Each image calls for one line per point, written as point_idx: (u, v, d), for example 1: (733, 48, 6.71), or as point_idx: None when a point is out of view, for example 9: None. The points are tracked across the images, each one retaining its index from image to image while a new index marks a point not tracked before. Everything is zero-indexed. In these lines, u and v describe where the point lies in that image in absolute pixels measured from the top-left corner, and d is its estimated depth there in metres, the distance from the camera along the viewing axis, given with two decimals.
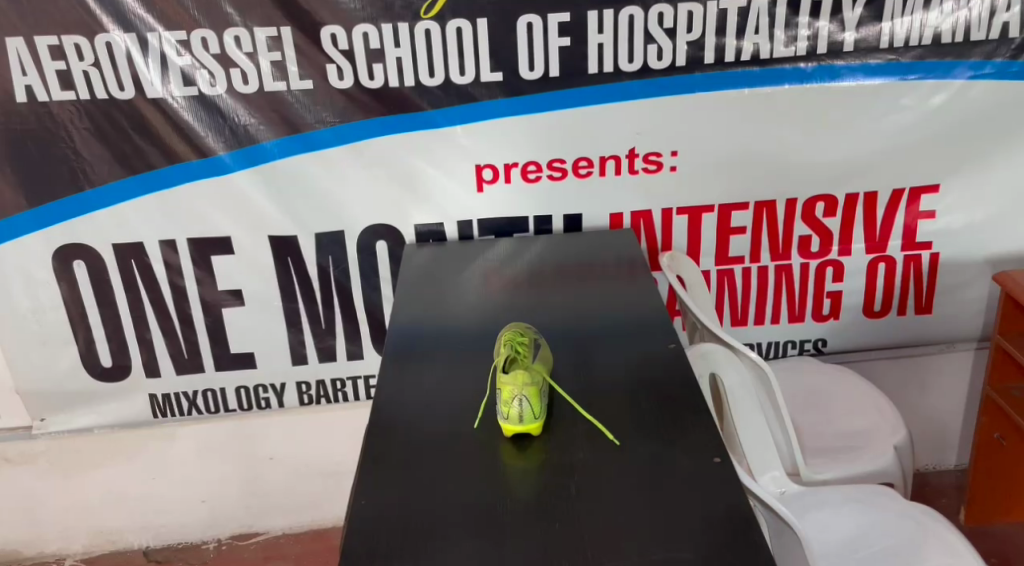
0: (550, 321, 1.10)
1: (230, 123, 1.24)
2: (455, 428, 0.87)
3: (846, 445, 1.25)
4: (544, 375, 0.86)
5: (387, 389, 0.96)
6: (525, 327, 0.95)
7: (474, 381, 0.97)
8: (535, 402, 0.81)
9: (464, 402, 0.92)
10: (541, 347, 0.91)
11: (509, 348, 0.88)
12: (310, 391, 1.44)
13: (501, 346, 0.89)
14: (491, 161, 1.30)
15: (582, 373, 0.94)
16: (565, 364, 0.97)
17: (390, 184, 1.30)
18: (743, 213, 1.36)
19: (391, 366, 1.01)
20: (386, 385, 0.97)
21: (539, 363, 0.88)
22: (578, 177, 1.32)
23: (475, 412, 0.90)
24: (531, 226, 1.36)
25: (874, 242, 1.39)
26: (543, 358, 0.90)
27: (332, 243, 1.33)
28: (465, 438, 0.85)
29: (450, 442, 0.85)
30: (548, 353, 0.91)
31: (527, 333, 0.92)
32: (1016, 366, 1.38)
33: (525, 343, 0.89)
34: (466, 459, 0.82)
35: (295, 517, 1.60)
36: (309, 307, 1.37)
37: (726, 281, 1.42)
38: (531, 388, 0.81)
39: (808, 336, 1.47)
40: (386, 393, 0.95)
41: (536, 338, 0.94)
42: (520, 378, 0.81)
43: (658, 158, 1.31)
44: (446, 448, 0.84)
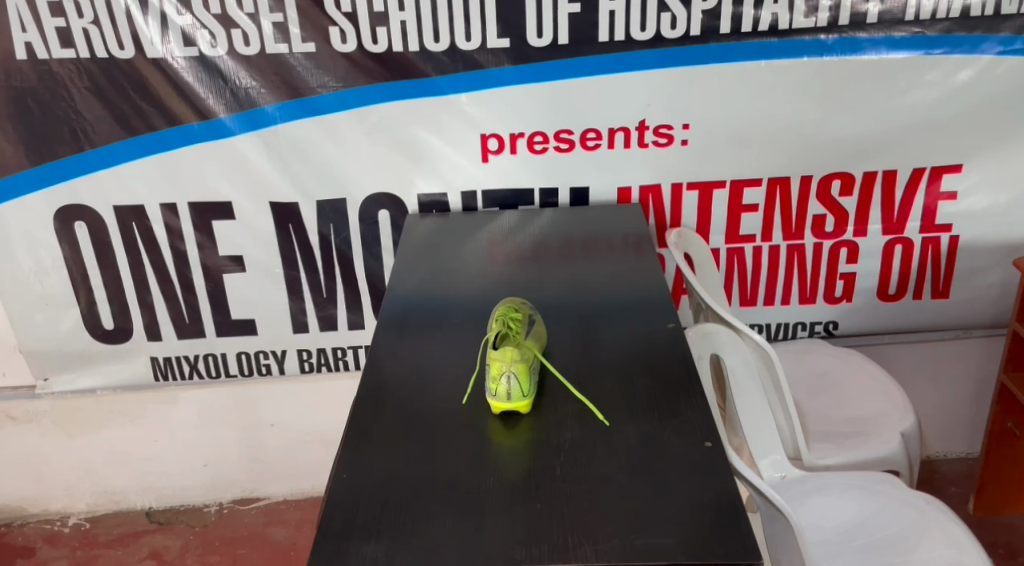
0: (549, 297, 1.07)
1: (232, 86, 1.22)
2: (444, 403, 0.85)
3: (851, 431, 1.22)
4: (535, 353, 0.84)
5: (378, 360, 0.94)
6: (522, 304, 0.93)
7: (468, 356, 0.95)
8: (525, 379, 0.79)
9: (455, 377, 0.90)
10: (535, 325, 0.89)
11: (500, 325, 0.85)
12: (310, 359, 1.43)
13: (494, 321, 0.87)
14: (497, 131, 1.26)
15: (579, 351, 0.92)
16: (561, 341, 0.95)
17: (393, 152, 1.27)
18: (756, 189, 1.32)
19: (385, 337, 0.99)
20: (377, 356, 0.95)
21: (531, 341, 0.85)
22: (585, 149, 1.28)
23: (466, 387, 0.88)
24: (536, 199, 1.32)
25: (891, 223, 1.35)
26: (536, 336, 0.87)
27: (334, 210, 1.31)
28: (453, 413, 0.83)
29: (438, 418, 0.83)
30: (542, 332, 0.89)
31: (521, 310, 0.90)
32: None
33: (519, 319, 0.87)
34: (454, 436, 0.80)
35: (296, 484, 1.60)
36: (311, 275, 1.36)
37: (736, 260, 1.38)
38: (519, 364, 0.79)
39: (819, 318, 1.43)
40: (376, 364, 0.93)
41: (531, 316, 0.91)
42: (508, 354, 0.79)
43: (669, 131, 1.27)
44: (433, 423, 0.82)
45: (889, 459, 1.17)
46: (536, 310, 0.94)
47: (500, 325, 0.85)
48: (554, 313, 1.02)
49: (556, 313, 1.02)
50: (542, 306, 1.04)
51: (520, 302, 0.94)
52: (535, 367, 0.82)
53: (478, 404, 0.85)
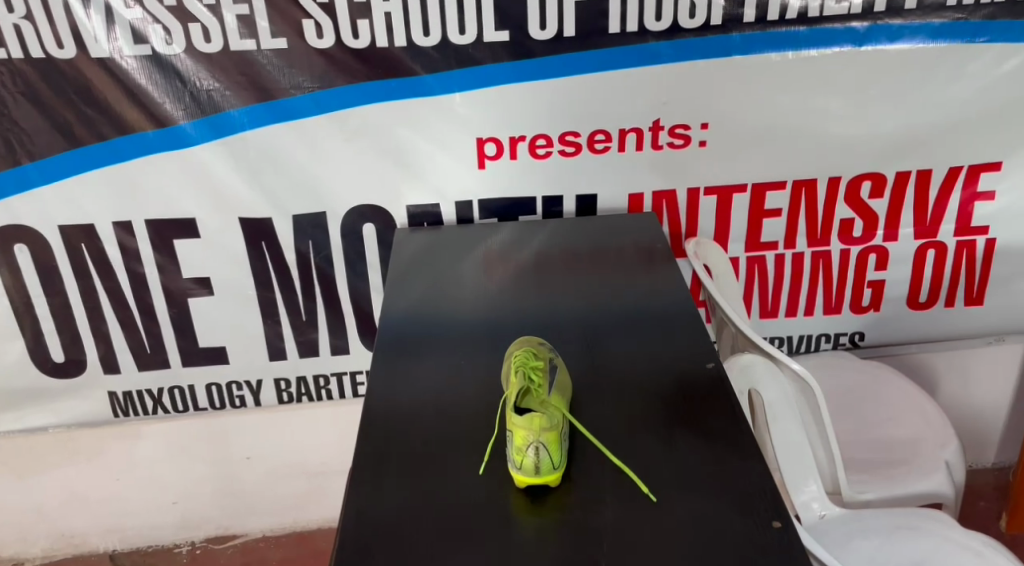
0: (564, 325, 0.95)
1: (191, 89, 1.06)
2: (456, 471, 0.72)
3: (891, 460, 1.12)
4: (563, 413, 0.71)
5: (375, 409, 0.81)
6: (539, 347, 0.80)
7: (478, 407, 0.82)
8: (556, 448, 0.67)
9: (465, 434, 0.77)
10: (557, 374, 0.77)
11: (520, 380, 0.72)
12: (289, 388, 1.29)
13: (512, 374, 0.74)
14: (495, 134, 1.12)
15: (608, 398, 0.80)
16: (586, 384, 0.82)
17: (378, 159, 1.13)
18: (779, 192, 1.20)
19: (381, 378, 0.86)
20: (373, 403, 0.81)
21: (556, 397, 0.73)
22: (594, 153, 1.15)
23: (480, 448, 0.75)
24: (538, 208, 1.19)
25: (924, 227, 1.24)
26: (560, 389, 0.75)
27: (312, 226, 1.17)
28: (467, 486, 0.70)
29: (450, 492, 0.70)
30: (567, 383, 0.77)
31: (540, 358, 0.77)
32: None
33: (541, 370, 0.74)
34: (470, 518, 0.67)
35: (276, 519, 1.47)
36: (288, 297, 1.22)
37: (757, 269, 1.27)
38: (549, 430, 0.66)
39: (844, 329, 1.32)
40: (373, 415, 0.80)
41: (551, 362, 0.79)
42: (537, 419, 0.66)
43: (686, 131, 1.14)
44: (444, 500, 0.69)
45: (933, 491, 1.07)
46: (556, 353, 0.81)
47: (520, 379, 0.73)
48: (573, 347, 0.89)
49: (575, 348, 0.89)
50: (558, 339, 0.91)
51: (538, 345, 0.81)
52: (563, 431, 0.70)
53: (496, 471, 0.72)
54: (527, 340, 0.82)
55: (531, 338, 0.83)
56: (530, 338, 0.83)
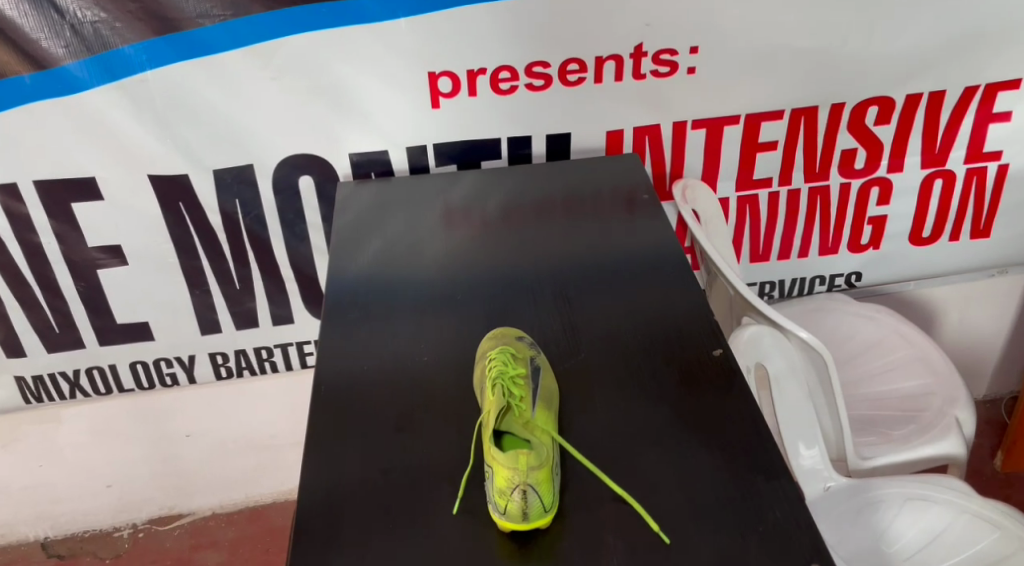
0: (541, 300, 0.81)
1: (71, 21, 0.86)
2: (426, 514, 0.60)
3: (897, 420, 1.03)
4: (550, 436, 0.58)
5: (321, 431, 0.67)
6: (516, 346, 0.67)
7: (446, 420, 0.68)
8: (547, 485, 0.54)
9: (432, 457, 0.64)
10: (540, 382, 0.64)
11: (497, 399, 0.59)
12: (227, 363, 1.14)
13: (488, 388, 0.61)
14: (450, 67, 0.95)
15: (599, 400, 0.67)
16: (572, 379, 0.69)
17: (311, 100, 0.95)
18: (776, 123, 1.06)
19: (328, 386, 0.71)
20: (318, 422, 0.68)
21: (542, 414, 0.60)
22: (566, 85, 0.98)
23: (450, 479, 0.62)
24: (503, 151, 1.03)
25: (932, 156, 1.11)
26: (546, 401, 0.62)
27: (238, 182, 0.99)
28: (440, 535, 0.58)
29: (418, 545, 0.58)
30: (552, 390, 0.64)
31: (518, 363, 0.64)
32: None
33: (521, 381, 0.61)
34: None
35: (226, 495, 1.35)
36: (217, 263, 1.05)
37: (749, 209, 1.14)
38: (538, 468, 0.54)
39: (840, 270, 1.22)
40: (319, 439, 0.66)
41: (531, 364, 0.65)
42: (523, 455, 0.53)
43: (673, 57, 0.98)
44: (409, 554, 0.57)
45: (944, 455, 0.98)
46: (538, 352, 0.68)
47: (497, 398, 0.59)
48: (554, 327, 0.76)
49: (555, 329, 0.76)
50: (535, 318, 0.78)
51: (515, 343, 0.67)
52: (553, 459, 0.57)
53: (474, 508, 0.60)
54: (500, 336, 0.69)
55: (507, 332, 0.69)
56: (505, 334, 0.69)
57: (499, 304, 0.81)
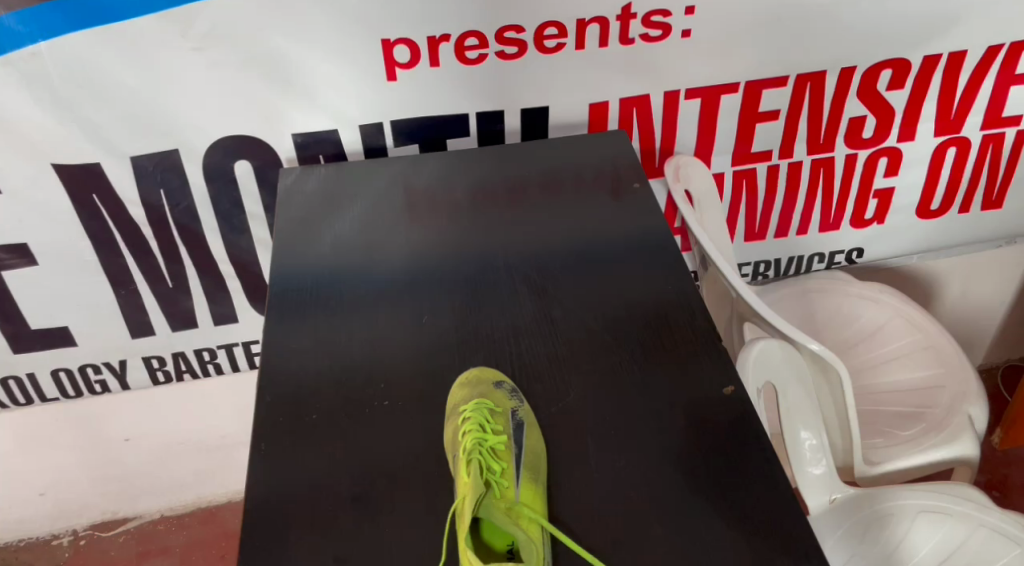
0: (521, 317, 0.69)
1: None
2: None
3: (905, 418, 0.95)
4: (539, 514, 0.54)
5: (262, 521, 0.56)
6: (494, 399, 0.61)
7: (415, 488, 0.58)
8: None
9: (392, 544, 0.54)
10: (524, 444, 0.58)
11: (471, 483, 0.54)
12: (164, 367, 1.02)
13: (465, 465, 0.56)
14: (406, 33, 0.80)
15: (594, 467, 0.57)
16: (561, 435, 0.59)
17: (243, 75, 0.80)
18: (779, 91, 0.94)
19: (270, 451, 0.60)
20: (256, 508, 0.57)
21: (527, 492, 0.55)
22: (543, 53, 0.85)
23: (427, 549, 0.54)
24: (471, 128, 0.89)
25: (947, 123, 1.00)
26: (531, 471, 0.56)
27: (163, 170, 0.85)
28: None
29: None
30: (539, 450, 0.58)
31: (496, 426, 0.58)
32: None
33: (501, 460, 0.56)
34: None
35: (175, 497, 1.25)
36: (144, 261, 0.92)
37: (745, 185, 1.03)
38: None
39: (840, 247, 1.12)
40: (262, 532, 0.55)
41: (513, 420, 0.60)
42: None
43: (665, 18, 0.85)
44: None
45: (956, 459, 0.90)
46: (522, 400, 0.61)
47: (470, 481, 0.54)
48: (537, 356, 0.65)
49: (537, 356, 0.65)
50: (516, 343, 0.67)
51: (493, 393, 0.61)
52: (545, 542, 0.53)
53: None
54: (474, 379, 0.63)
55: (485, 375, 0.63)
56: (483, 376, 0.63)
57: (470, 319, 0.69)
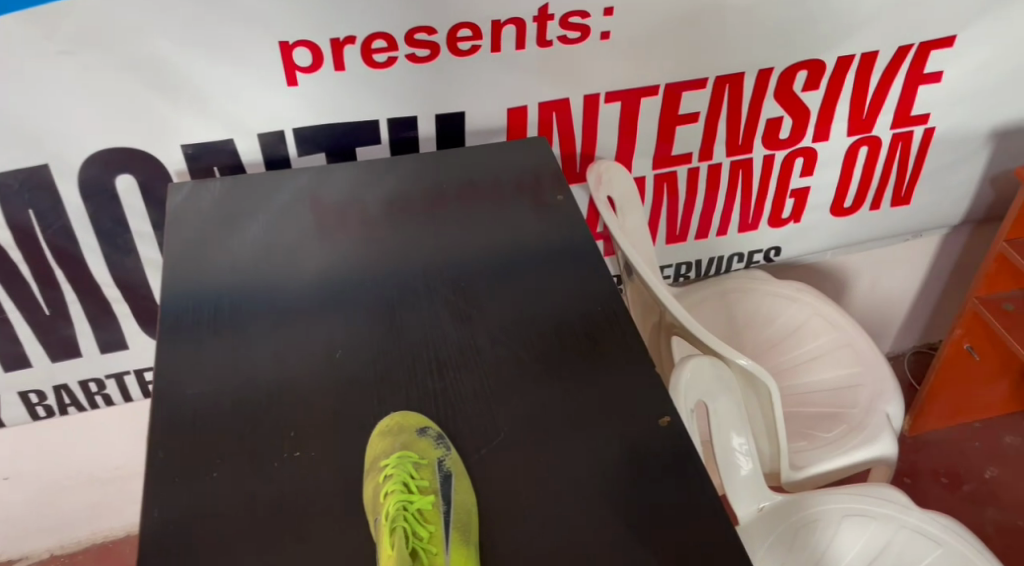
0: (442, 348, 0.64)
1: None
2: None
3: (826, 418, 0.96)
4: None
5: None
6: (418, 449, 0.56)
7: (334, 552, 0.52)
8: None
9: None
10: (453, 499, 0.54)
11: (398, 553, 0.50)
12: (45, 403, 0.92)
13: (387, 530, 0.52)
14: (307, 35, 0.73)
15: (530, 515, 0.54)
16: (491, 483, 0.55)
17: (121, 81, 0.71)
18: (698, 93, 0.92)
19: (165, 518, 0.53)
20: None
21: (458, 557, 0.51)
22: (456, 56, 0.79)
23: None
24: (382, 136, 0.83)
25: (859, 122, 1.01)
26: (461, 532, 0.52)
27: (30, 188, 0.75)
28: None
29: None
30: (470, 506, 0.54)
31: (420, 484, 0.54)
32: (1014, 272, 1.10)
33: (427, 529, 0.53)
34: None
35: (66, 535, 1.14)
36: (14, 288, 0.82)
37: (666, 188, 1.01)
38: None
39: (759, 246, 1.12)
40: None
41: (440, 472, 0.56)
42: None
43: (584, 20, 0.81)
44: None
45: (875, 459, 0.92)
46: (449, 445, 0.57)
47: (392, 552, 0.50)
48: (462, 392, 0.61)
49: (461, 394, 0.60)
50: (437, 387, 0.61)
51: (416, 443, 0.57)
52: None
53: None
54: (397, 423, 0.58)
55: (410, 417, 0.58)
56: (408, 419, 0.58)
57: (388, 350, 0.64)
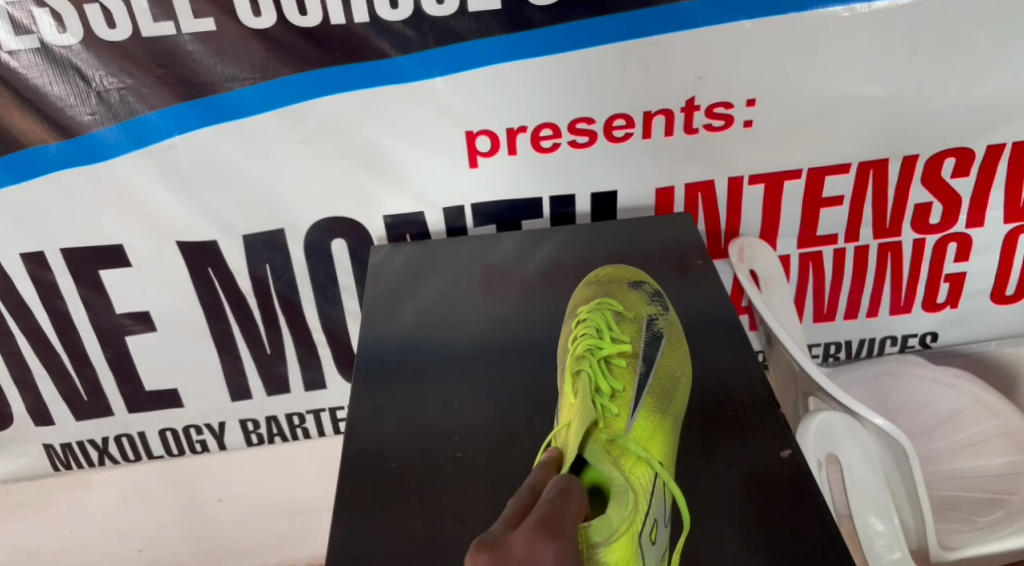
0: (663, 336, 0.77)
1: (97, 88, 0.84)
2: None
3: (983, 505, 0.93)
4: (647, 489, 0.59)
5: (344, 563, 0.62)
6: (622, 307, 0.75)
7: None
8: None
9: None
10: (635, 419, 0.65)
11: (586, 381, 0.66)
12: (258, 430, 1.10)
13: (582, 331, 0.72)
14: (488, 126, 0.90)
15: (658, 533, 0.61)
16: None
17: (344, 163, 0.90)
18: (841, 177, 0.97)
19: (354, 495, 0.68)
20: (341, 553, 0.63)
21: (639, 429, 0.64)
22: (612, 142, 0.92)
23: (563, 490, 0.54)
24: (545, 210, 0.97)
25: (1016, 210, 1.01)
26: (656, 400, 0.67)
27: (268, 247, 0.95)
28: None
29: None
30: (676, 382, 0.69)
31: (614, 383, 0.67)
32: None
33: (608, 330, 0.72)
34: None
35: None
36: (246, 329, 1.01)
37: (812, 267, 1.05)
38: (610, 538, 0.54)
39: (913, 331, 1.12)
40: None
41: (645, 335, 0.73)
42: (586, 533, 0.53)
43: (727, 110, 0.91)
44: None
45: None
46: (649, 364, 0.70)
47: (581, 410, 0.63)
48: (663, 317, 0.75)
49: (671, 333, 0.73)
50: (645, 293, 0.77)
51: (623, 290, 0.78)
52: (644, 525, 0.57)
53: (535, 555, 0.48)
54: (606, 306, 0.74)
55: (623, 322, 0.74)
56: (623, 317, 0.74)
57: (597, 275, 0.81)
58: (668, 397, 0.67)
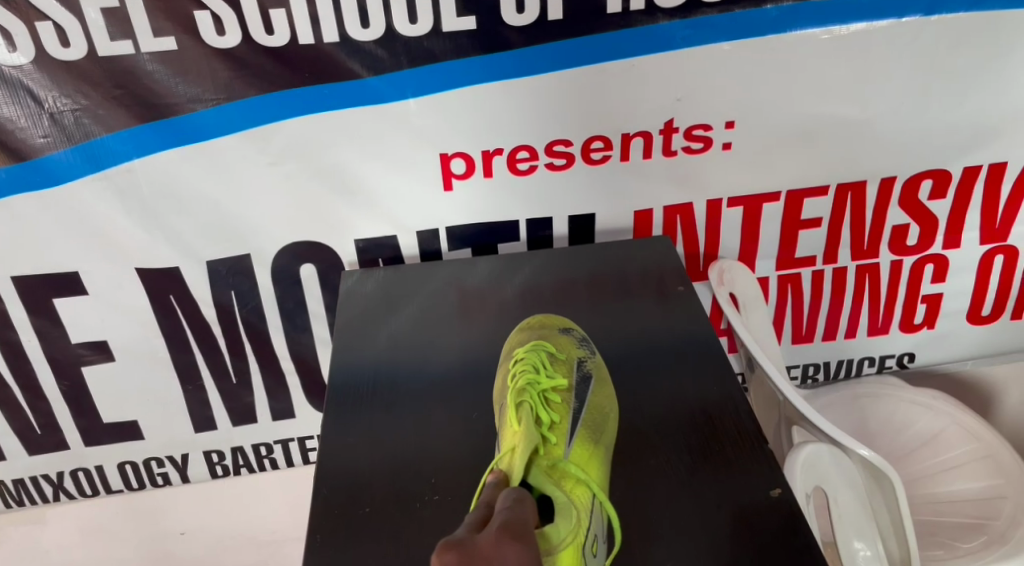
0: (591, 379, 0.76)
1: (50, 109, 0.80)
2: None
3: (964, 531, 0.93)
4: (590, 509, 0.60)
5: None
6: (557, 346, 0.74)
7: None
8: None
9: None
10: (572, 446, 0.64)
11: (529, 409, 0.65)
12: (223, 462, 1.06)
13: (520, 365, 0.71)
14: (463, 148, 0.87)
15: None
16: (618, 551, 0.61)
17: (313, 185, 0.87)
18: (820, 200, 0.97)
19: (325, 543, 0.64)
20: None
21: (576, 454, 0.64)
22: (589, 164, 0.90)
23: (518, 499, 0.56)
24: (521, 233, 0.94)
25: (992, 231, 1.01)
26: (590, 431, 0.66)
27: (234, 273, 0.91)
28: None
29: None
30: (607, 415, 0.69)
31: (552, 414, 0.67)
32: None
33: (545, 364, 0.71)
34: None
35: None
36: (211, 358, 0.97)
37: (790, 289, 1.04)
38: (559, 547, 0.56)
39: (891, 351, 1.11)
40: None
41: (576, 372, 0.72)
42: (543, 538, 0.56)
43: (706, 132, 0.90)
44: None
45: None
46: (583, 401, 0.69)
47: (525, 434, 0.62)
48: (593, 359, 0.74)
49: (602, 374, 0.73)
50: (575, 336, 0.76)
51: (556, 335, 0.76)
52: (588, 539, 0.58)
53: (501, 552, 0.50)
54: (541, 346, 0.73)
55: (556, 362, 0.72)
56: (556, 358, 0.73)
57: (529, 322, 0.79)
58: (601, 427, 0.67)
